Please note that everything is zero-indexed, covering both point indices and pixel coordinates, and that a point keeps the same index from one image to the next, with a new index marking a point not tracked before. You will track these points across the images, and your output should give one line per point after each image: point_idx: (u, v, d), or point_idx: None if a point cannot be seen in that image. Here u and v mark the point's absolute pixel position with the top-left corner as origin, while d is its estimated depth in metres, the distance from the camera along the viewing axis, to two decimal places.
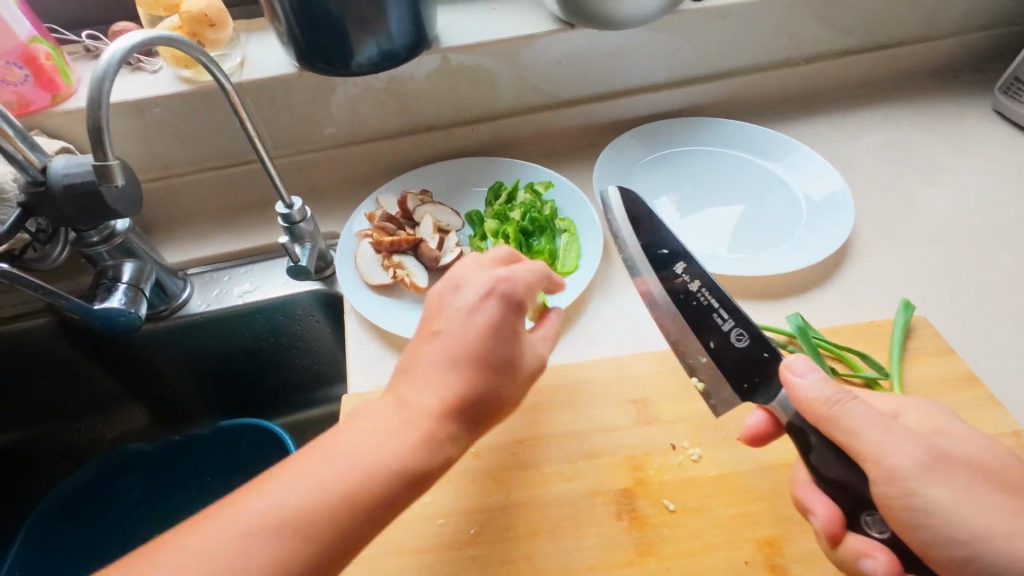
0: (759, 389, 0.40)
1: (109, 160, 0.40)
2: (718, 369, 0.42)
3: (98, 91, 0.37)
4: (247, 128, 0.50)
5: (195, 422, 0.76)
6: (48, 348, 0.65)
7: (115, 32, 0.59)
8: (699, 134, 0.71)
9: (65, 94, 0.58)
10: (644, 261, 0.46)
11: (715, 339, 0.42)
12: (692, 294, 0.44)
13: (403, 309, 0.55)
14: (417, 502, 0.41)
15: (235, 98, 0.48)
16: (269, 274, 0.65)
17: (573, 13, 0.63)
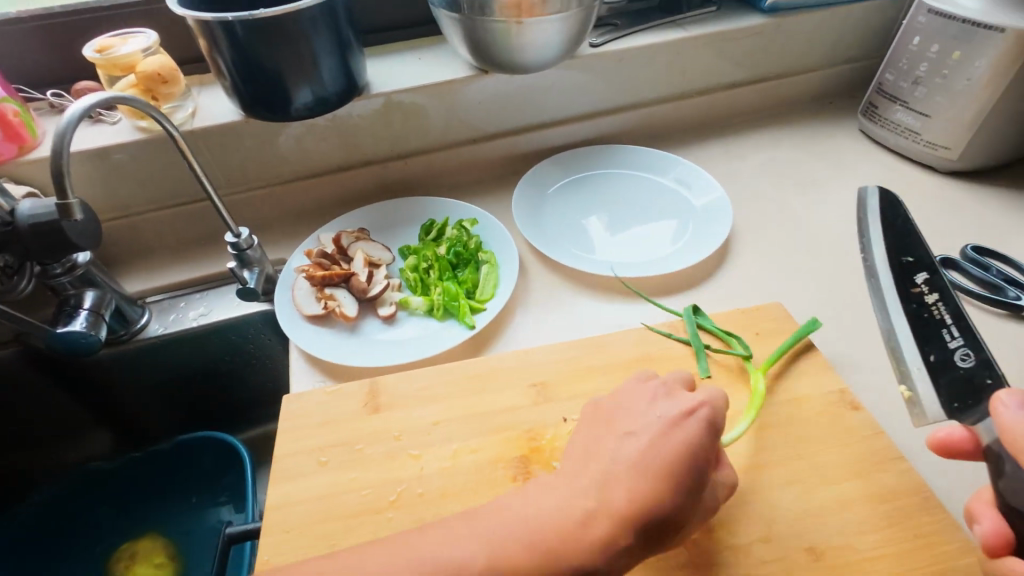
0: (969, 410, 0.42)
1: (69, 200, 0.49)
2: (933, 385, 0.44)
3: (59, 144, 0.44)
4: (195, 170, 0.58)
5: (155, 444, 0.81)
6: (12, 380, 0.70)
7: (77, 90, 0.67)
8: (604, 160, 0.81)
9: (31, 146, 0.65)
10: (887, 271, 0.50)
11: (937, 354, 0.45)
12: (926, 304, 0.47)
13: (336, 336, 0.61)
14: (344, 478, 0.47)
15: (184, 145, 0.56)
16: (221, 297, 0.71)
17: (483, 61, 0.74)
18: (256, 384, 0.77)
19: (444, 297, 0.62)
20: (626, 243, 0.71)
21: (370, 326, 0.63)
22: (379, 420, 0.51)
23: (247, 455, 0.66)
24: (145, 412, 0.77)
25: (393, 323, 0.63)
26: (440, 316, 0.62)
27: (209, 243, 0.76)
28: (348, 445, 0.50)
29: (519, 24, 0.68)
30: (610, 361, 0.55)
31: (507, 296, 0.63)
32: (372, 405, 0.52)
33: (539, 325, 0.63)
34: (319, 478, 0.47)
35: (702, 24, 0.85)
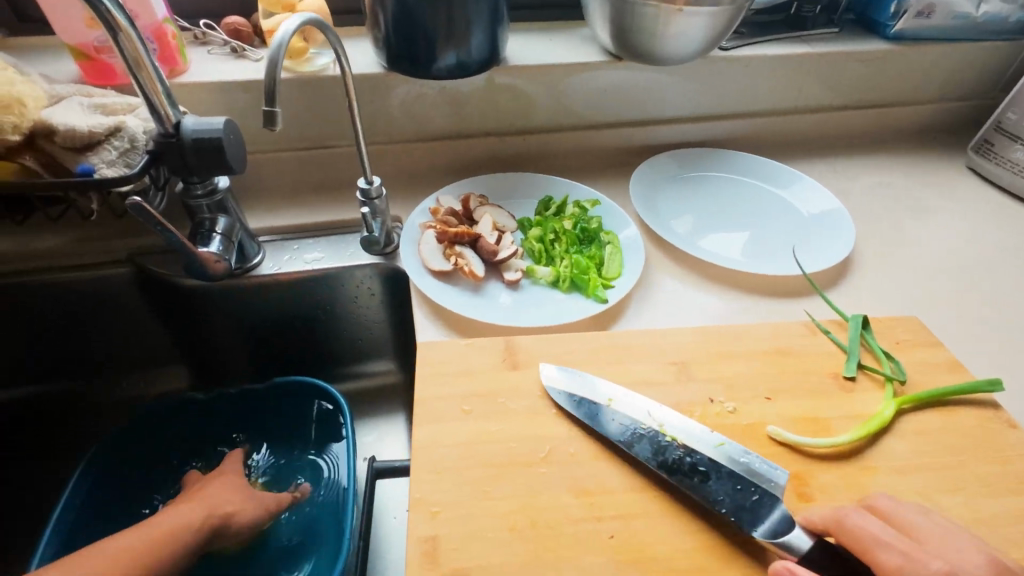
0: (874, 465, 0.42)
1: (275, 107, 0.44)
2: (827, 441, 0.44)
3: (273, 58, 0.45)
4: (354, 113, 0.58)
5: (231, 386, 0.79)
6: (114, 300, 0.69)
7: (228, 24, 0.70)
8: (720, 162, 0.81)
9: (180, 70, 0.66)
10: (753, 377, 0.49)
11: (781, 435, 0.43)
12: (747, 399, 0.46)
13: (462, 294, 0.61)
14: (490, 428, 0.46)
15: (352, 86, 0.56)
16: (336, 246, 0.70)
17: (624, 46, 0.74)
18: (346, 338, 0.76)
19: (572, 269, 0.62)
20: (748, 242, 0.70)
21: (494, 289, 0.62)
22: (519, 376, 0.51)
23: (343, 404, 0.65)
24: (231, 354, 0.76)
25: (516, 289, 0.62)
26: (566, 289, 0.62)
27: (323, 191, 0.76)
28: (491, 397, 0.49)
29: (678, 12, 0.67)
30: (751, 349, 0.54)
31: (636, 278, 0.62)
32: (511, 361, 0.52)
33: (665, 307, 0.62)
34: (465, 424, 0.46)
35: (826, 43, 0.85)
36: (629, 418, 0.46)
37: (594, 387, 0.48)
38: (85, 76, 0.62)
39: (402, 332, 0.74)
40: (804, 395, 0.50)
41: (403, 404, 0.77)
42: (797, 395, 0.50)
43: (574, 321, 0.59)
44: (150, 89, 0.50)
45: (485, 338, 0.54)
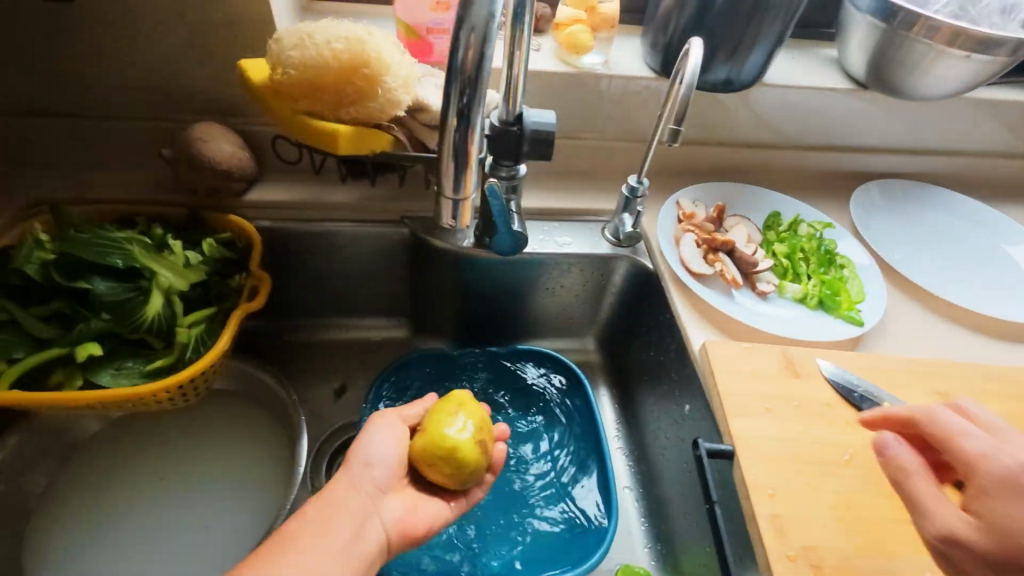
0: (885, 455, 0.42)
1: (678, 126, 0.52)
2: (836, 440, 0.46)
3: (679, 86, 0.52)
4: (659, 127, 0.63)
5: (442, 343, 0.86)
6: (383, 254, 0.77)
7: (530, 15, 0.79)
8: (935, 200, 0.84)
9: None
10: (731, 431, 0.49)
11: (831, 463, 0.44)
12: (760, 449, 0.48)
13: (719, 297, 0.67)
14: (794, 428, 0.53)
15: (669, 106, 0.60)
16: (581, 233, 0.77)
17: (881, 76, 0.76)
18: (560, 315, 0.84)
19: (823, 289, 0.67)
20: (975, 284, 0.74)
21: (746, 296, 0.68)
22: (803, 385, 0.57)
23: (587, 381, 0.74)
24: (456, 314, 0.84)
25: (766, 299, 0.68)
26: (814, 306, 0.67)
27: (564, 179, 0.81)
28: (785, 400, 0.55)
29: (963, 56, 0.69)
30: (1008, 391, 0.59)
31: (882, 305, 0.66)
32: (792, 370, 0.58)
33: (907, 336, 0.66)
34: (771, 422, 0.53)
35: None
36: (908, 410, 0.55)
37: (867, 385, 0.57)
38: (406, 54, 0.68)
39: (620, 317, 0.81)
40: None
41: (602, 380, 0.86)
42: None
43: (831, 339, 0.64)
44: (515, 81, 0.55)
45: (760, 345, 0.60)
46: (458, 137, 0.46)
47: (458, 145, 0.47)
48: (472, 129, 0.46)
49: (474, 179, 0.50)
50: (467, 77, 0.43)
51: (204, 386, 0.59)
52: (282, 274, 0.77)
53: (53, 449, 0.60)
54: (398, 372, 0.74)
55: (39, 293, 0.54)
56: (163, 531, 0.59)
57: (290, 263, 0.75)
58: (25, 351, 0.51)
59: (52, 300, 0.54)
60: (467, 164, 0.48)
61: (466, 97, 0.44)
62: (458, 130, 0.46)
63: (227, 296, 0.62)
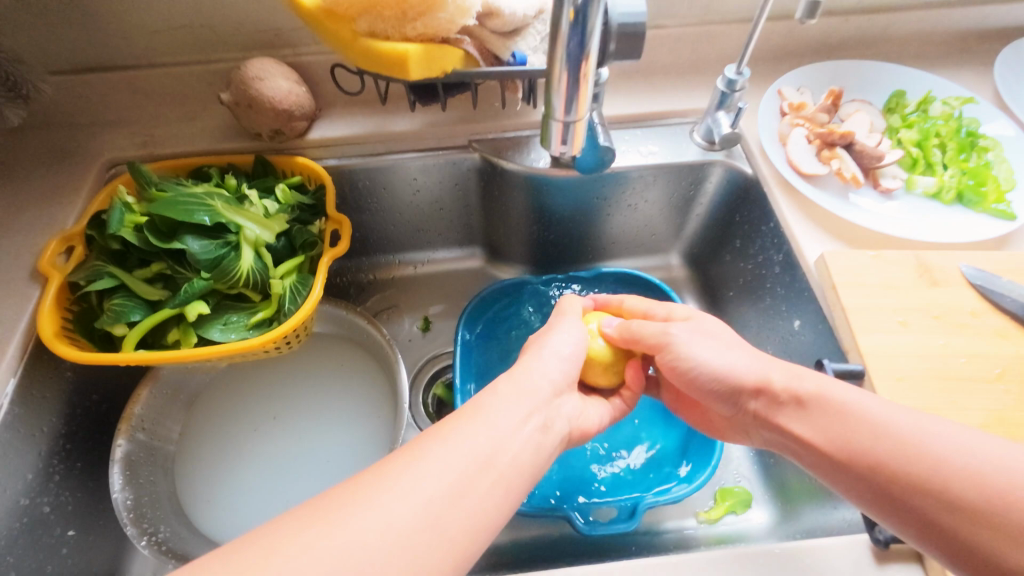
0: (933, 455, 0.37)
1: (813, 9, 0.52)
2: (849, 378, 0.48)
3: None
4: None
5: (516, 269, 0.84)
6: (454, 183, 0.73)
7: None
8: None
9: None
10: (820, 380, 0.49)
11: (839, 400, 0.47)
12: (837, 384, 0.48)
13: (834, 200, 0.59)
14: (936, 343, 0.48)
15: None
16: (665, 139, 0.69)
17: None
18: (639, 233, 0.78)
19: (961, 180, 0.58)
20: None
21: (867, 195, 0.60)
22: (944, 294, 0.51)
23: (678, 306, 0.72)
24: (528, 240, 0.80)
25: (890, 197, 0.59)
26: (950, 201, 0.58)
27: (646, 78, 0.72)
28: (924, 312, 0.50)
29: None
30: None
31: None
32: (929, 278, 0.52)
33: None
34: (908, 338, 0.48)
35: None
36: None
37: (1021, 290, 0.50)
38: None
39: (709, 231, 0.74)
40: None
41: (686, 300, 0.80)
42: None
43: (976, 238, 0.56)
44: None
45: (890, 252, 0.54)
46: (570, 46, 0.36)
47: (569, 54, 0.37)
48: (590, 32, 0.35)
49: (587, 90, 0.40)
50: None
51: (306, 334, 0.60)
52: (354, 214, 0.74)
53: (180, 397, 0.65)
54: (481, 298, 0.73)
55: (139, 254, 0.55)
56: (292, 478, 0.62)
57: (361, 202, 0.73)
58: (142, 314, 0.53)
59: (155, 262, 0.55)
60: (583, 82, 0.39)
61: None
62: (568, 42, 0.36)
63: (311, 244, 0.60)
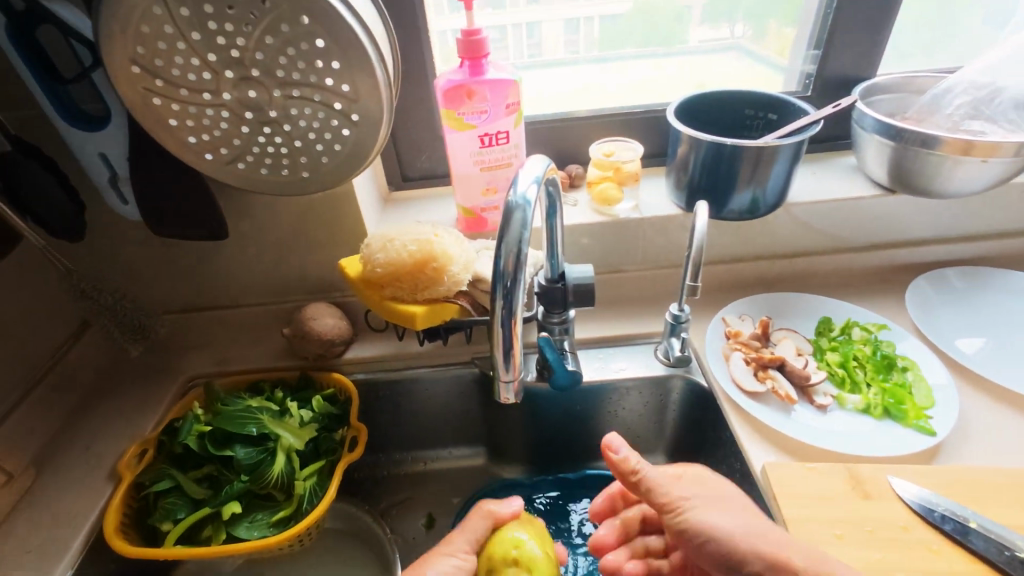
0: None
1: (694, 282, 0.61)
2: None
3: (697, 251, 0.59)
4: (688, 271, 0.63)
5: (515, 466, 0.93)
6: (460, 391, 0.87)
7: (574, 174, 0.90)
8: (996, 285, 0.83)
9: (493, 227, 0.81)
10: None
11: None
12: None
13: (776, 414, 0.69)
14: (871, 557, 0.52)
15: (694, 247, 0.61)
16: (634, 356, 0.83)
17: (905, 184, 0.81)
18: (623, 436, 0.87)
19: (884, 398, 0.68)
20: None
21: (805, 410, 0.69)
22: (876, 507, 0.56)
23: None
24: (524, 440, 0.90)
25: (826, 412, 0.69)
26: (879, 416, 0.67)
27: (614, 307, 0.88)
28: (858, 525, 0.55)
29: (979, 161, 0.73)
30: None
31: (955, 411, 0.66)
32: (861, 490, 0.58)
33: (988, 440, 0.64)
34: (845, 552, 0.53)
35: None
36: (998, 537, 0.52)
37: (949, 506, 0.55)
38: (464, 229, 0.81)
39: (683, 434, 0.83)
40: None
41: None
42: None
43: (907, 450, 0.63)
44: (553, 253, 0.66)
45: (825, 465, 0.61)
46: (502, 326, 0.44)
47: (502, 333, 0.44)
48: (515, 315, 0.44)
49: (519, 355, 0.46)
50: (511, 279, 0.43)
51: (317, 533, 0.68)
52: (374, 417, 0.88)
53: None
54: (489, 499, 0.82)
55: (195, 459, 0.68)
56: None
57: (383, 407, 0.88)
58: (185, 512, 0.65)
59: (206, 465, 0.68)
60: (515, 348, 0.45)
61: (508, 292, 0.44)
62: (502, 325, 0.44)
63: (333, 448, 0.73)
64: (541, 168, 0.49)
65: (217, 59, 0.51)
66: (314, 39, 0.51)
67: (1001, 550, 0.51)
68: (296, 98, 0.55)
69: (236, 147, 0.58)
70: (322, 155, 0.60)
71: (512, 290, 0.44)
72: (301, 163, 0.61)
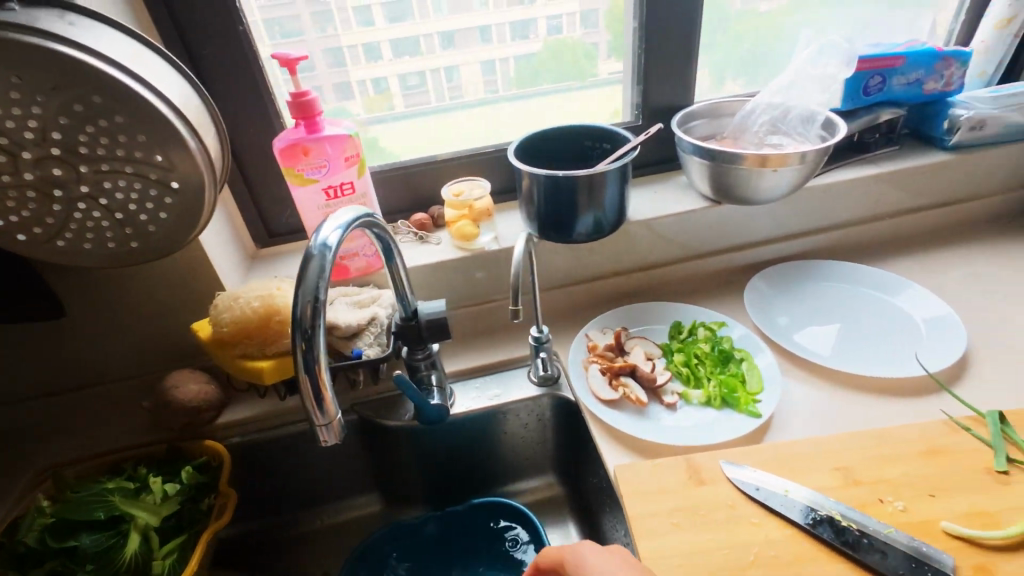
0: None
1: (518, 305, 0.63)
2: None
3: (515, 277, 0.62)
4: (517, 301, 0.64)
5: (414, 506, 0.93)
6: (344, 440, 0.86)
7: (437, 213, 0.94)
8: (816, 273, 0.94)
9: (358, 273, 0.83)
10: None
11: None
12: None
13: (630, 418, 0.74)
14: (702, 538, 0.57)
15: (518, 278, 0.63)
16: (508, 380, 0.86)
17: (726, 195, 0.91)
18: (512, 459, 0.90)
19: (721, 388, 0.74)
20: (849, 343, 0.81)
21: (657, 410, 0.75)
22: (709, 491, 0.61)
23: (536, 521, 0.78)
24: (419, 478, 0.91)
25: (675, 409, 0.75)
26: (719, 406, 0.73)
27: (489, 336, 0.92)
28: (692, 511, 0.59)
29: (775, 171, 0.84)
30: (899, 453, 0.63)
31: (779, 392, 0.73)
32: (696, 478, 0.63)
33: (807, 414, 0.72)
34: (680, 538, 0.57)
35: (889, 162, 1.01)
36: (806, 505, 0.58)
37: (768, 482, 0.61)
38: (328, 277, 0.82)
39: (564, 448, 0.87)
40: (964, 490, 0.58)
41: (568, 513, 0.89)
42: (959, 492, 0.58)
43: (740, 434, 0.69)
44: (400, 290, 0.68)
45: (667, 459, 0.66)
46: (308, 372, 0.46)
47: (308, 378, 0.46)
48: (319, 359, 0.46)
49: (332, 397, 0.48)
50: (309, 324, 0.45)
51: None
52: (258, 480, 0.86)
53: None
54: (378, 555, 0.78)
55: (36, 558, 0.64)
56: None
57: (266, 468, 0.86)
58: None
59: (47, 562, 0.63)
60: (324, 391, 0.46)
61: (310, 342, 0.45)
62: (306, 370, 0.45)
63: (198, 519, 0.70)
64: (349, 219, 0.52)
65: (9, 142, 0.51)
66: (112, 116, 0.52)
67: (808, 513, 0.57)
68: (105, 172, 0.55)
69: (50, 225, 0.58)
70: (148, 225, 0.60)
71: (314, 336, 0.46)
72: (127, 234, 0.61)
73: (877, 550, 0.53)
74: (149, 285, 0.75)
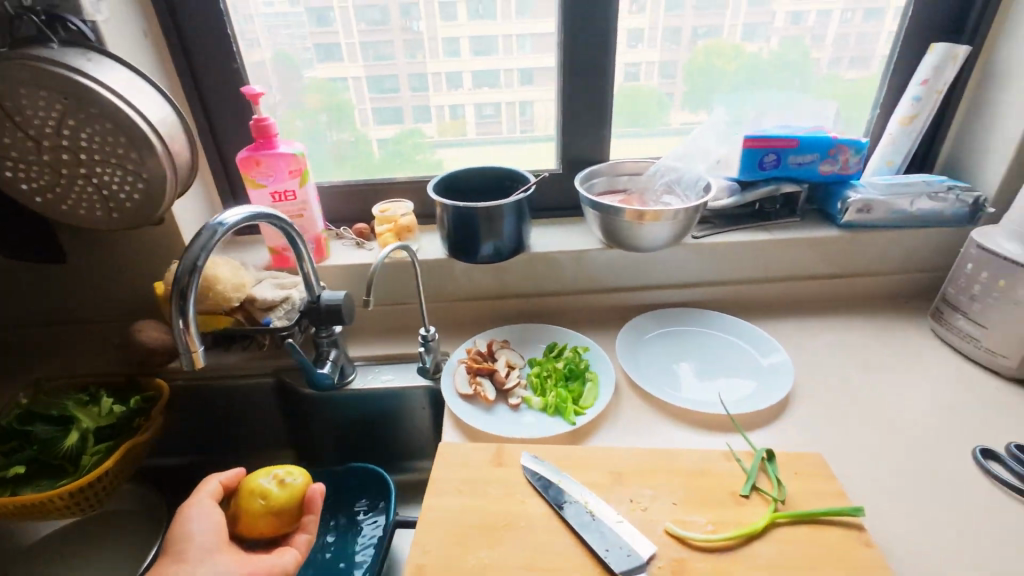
0: None
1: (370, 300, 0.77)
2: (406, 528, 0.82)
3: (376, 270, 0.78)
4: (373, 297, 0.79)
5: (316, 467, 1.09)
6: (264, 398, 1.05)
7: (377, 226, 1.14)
8: (692, 320, 1.05)
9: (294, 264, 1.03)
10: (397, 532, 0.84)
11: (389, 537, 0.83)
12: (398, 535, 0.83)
13: (477, 411, 0.88)
14: (474, 501, 0.70)
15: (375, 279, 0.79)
16: (402, 370, 1.02)
17: (614, 241, 1.05)
18: (399, 439, 1.05)
19: (556, 399, 0.87)
20: (688, 380, 0.92)
21: (501, 408, 0.89)
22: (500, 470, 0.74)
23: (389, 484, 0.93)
24: (321, 442, 1.08)
25: (516, 410, 0.88)
26: (551, 413, 0.86)
27: (401, 333, 1.10)
28: (478, 482, 0.72)
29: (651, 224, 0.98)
30: (669, 468, 0.73)
31: (602, 409, 0.85)
32: (496, 460, 0.75)
33: (620, 431, 0.83)
34: (458, 499, 0.70)
35: (783, 230, 1.11)
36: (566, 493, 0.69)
37: (545, 472, 0.72)
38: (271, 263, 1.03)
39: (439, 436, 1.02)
40: (700, 504, 0.68)
41: None
42: (696, 505, 0.68)
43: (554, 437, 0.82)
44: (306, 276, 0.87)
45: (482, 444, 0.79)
46: (180, 318, 0.64)
47: (181, 322, 0.64)
48: (188, 310, 0.64)
49: (197, 338, 0.66)
50: (186, 283, 0.64)
51: (96, 499, 0.84)
52: (192, 419, 1.06)
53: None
54: None
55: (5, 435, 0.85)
56: None
57: (201, 411, 1.05)
58: None
59: (12, 439, 0.84)
60: (190, 333, 0.65)
61: (185, 297, 0.64)
62: (179, 316, 0.64)
63: (128, 431, 0.89)
64: (243, 212, 0.72)
65: (36, 132, 0.75)
66: (104, 123, 0.75)
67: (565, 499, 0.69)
68: (97, 160, 0.78)
69: (57, 193, 0.81)
70: (124, 202, 0.83)
71: (190, 293, 0.65)
72: (109, 207, 0.83)
73: (601, 533, 0.65)
74: (134, 248, 0.98)
